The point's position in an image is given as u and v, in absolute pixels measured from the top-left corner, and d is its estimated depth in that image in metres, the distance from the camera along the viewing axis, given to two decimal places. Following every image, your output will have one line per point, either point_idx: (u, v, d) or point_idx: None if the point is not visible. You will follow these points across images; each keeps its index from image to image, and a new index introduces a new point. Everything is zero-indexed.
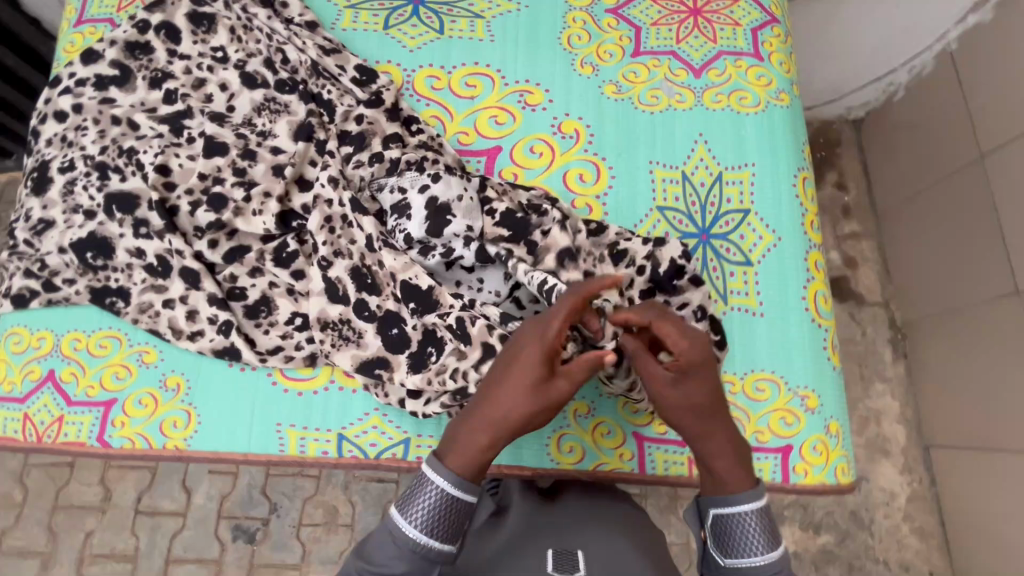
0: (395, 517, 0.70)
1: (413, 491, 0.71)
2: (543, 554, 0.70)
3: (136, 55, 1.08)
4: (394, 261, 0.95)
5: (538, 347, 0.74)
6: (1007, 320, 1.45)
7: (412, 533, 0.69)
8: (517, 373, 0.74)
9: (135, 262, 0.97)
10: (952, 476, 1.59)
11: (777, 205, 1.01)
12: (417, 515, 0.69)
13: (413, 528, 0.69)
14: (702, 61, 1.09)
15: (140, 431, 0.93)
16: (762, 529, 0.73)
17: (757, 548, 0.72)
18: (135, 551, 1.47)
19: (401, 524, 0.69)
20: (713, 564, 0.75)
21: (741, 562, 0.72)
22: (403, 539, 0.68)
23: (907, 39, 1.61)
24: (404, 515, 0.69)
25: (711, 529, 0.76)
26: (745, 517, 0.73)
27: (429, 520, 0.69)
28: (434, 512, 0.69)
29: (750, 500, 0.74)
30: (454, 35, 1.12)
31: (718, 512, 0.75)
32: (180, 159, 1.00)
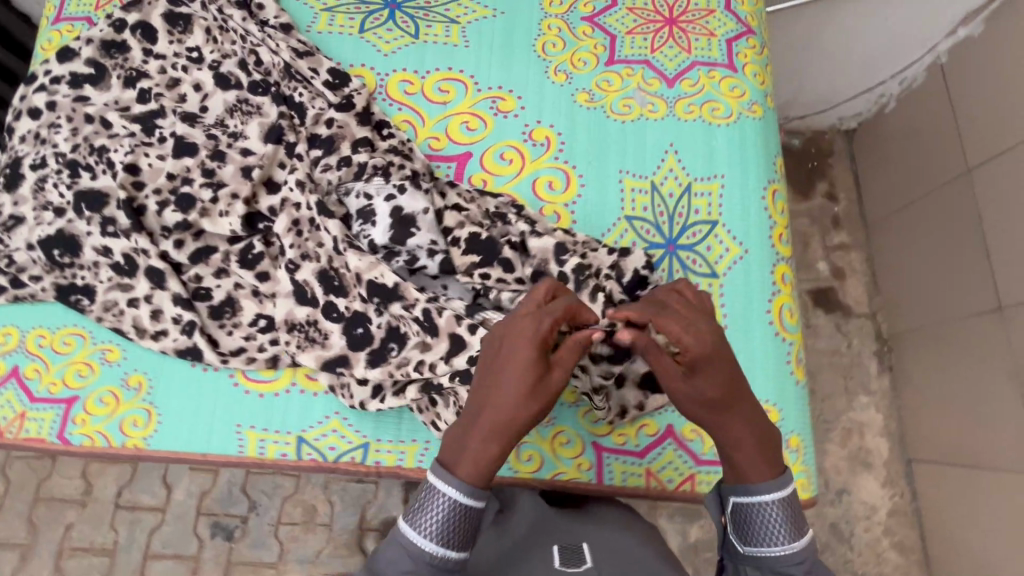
0: (407, 529, 0.69)
1: (425, 503, 0.69)
2: (549, 551, 0.72)
3: (111, 53, 1.09)
4: (358, 261, 0.94)
5: (531, 345, 0.72)
6: (991, 336, 1.43)
7: (426, 546, 0.67)
8: (513, 375, 0.71)
9: (102, 260, 0.97)
10: (932, 491, 1.57)
11: (745, 217, 1.01)
12: (429, 527, 0.68)
13: (426, 540, 0.67)
14: (676, 71, 1.09)
15: (99, 429, 0.93)
16: (785, 519, 0.69)
17: (779, 538, 0.69)
18: (114, 546, 1.47)
19: (413, 536, 0.68)
20: (732, 551, 0.73)
21: (760, 552, 0.70)
22: (416, 552, 0.67)
23: (896, 51, 1.60)
24: (415, 527, 0.68)
25: (730, 516, 0.73)
26: (766, 506, 0.70)
27: (443, 531, 0.67)
28: (447, 524, 0.68)
29: (771, 489, 0.70)
30: (429, 40, 1.12)
31: (737, 500, 0.72)
32: (150, 159, 1.01)
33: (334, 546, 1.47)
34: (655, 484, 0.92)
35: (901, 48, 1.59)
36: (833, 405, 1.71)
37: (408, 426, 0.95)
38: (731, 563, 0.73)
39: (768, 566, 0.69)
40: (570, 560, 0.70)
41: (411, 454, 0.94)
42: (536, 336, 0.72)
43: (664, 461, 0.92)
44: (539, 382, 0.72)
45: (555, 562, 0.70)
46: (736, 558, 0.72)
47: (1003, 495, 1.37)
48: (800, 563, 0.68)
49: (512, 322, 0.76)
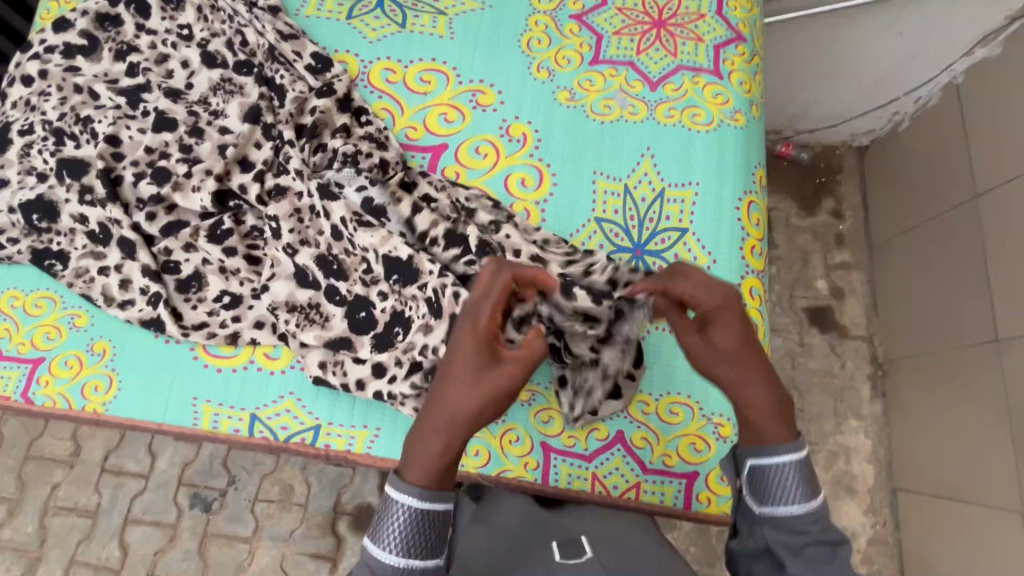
0: (371, 547, 0.65)
1: (381, 519, 0.65)
2: (549, 546, 0.75)
3: (105, 26, 1.11)
4: (371, 237, 0.94)
5: (471, 341, 0.73)
6: (986, 368, 1.39)
7: (390, 560, 0.64)
8: (458, 369, 0.72)
9: (78, 227, 1.00)
10: (916, 522, 1.52)
11: (716, 227, 1.00)
12: (389, 540, 0.64)
13: (389, 554, 0.64)
14: (659, 75, 1.08)
15: (62, 391, 0.95)
16: (802, 478, 0.67)
17: (796, 495, 0.67)
18: (96, 508, 1.50)
19: (376, 553, 0.64)
20: (749, 514, 0.70)
21: (779, 510, 0.67)
22: (380, 566, 0.64)
23: (909, 68, 1.55)
24: (377, 543, 0.65)
25: (747, 479, 0.71)
26: (784, 466, 0.68)
27: (405, 543, 0.64)
28: (407, 533, 0.64)
29: (791, 450, 0.68)
30: (415, 30, 1.12)
31: (755, 462, 0.69)
32: (130, 131, 1.03)
33: (307, 526, 1.49)
34: (600, 489, 0.91)
35: (914, 66, 1.55)
36: (820, 427, 1.67)
37: (360, 411, 0.95)
38: (748, 529, 0.70)
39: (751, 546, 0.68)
40: (569, 552, 0.72)
41: (361, 440, 0.94)
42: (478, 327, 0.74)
43: (610, 467, 0.91)
44: (485, 373, 0.71)
45: (555, 556, 0.72)
46: (755, 522, 0.69)
47: (990, 533, 1.32)
48: (815, 522, 0.66)
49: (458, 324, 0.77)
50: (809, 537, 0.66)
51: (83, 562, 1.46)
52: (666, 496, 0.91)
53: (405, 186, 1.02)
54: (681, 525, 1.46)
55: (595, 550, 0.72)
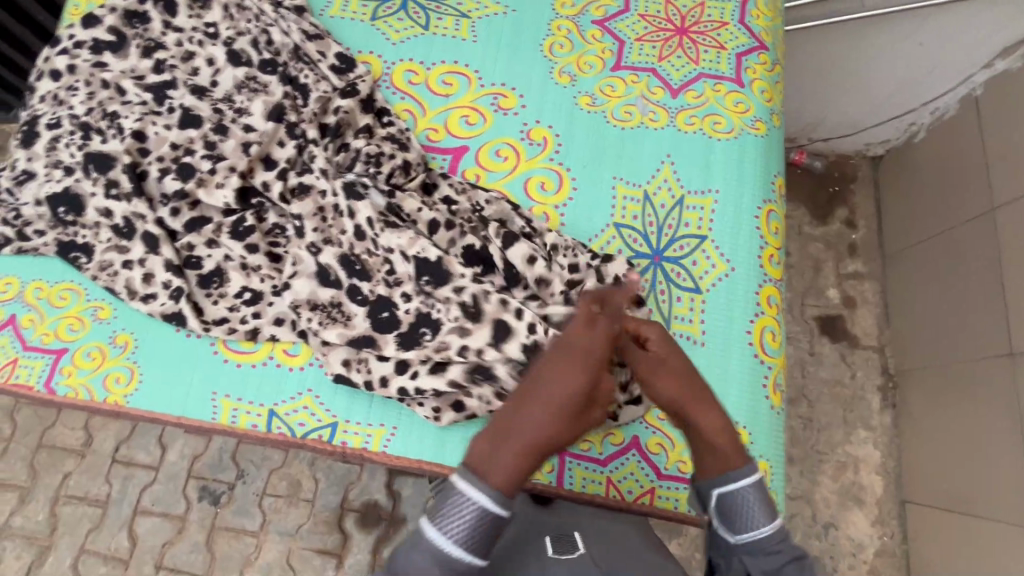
0: (435, 535, 0.63)
1: (446, 509, 0.64)
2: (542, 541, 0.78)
3: (133, 23, 1.13)
4: (398, 239, 0.95)
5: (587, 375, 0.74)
6: (1000, 381, 1.38)
7: (455, 553, 0.62)
8: (560, 398, 0.72)
9: (103, 221, 1.01)
10: (925, 535, 1.51)
11: (735, 235, 1.00)
12: (460, 533, 0.63)
13: (456, 547, 0.62)
14: (681, 82, 1.08)
15: (84, 382, 0.97)
16: (765, 501, 0.69)
17: (763, 518, 0.68)
18: (107, 497, 1.52)
19: (441, 542, 0.62)
20: (723, 544, 0.71)
21: (750, 536, 0.68)
22: (443, 557, 0.62)
23: (928, 79, 1.55)
24: (444, 532, 0.63)
25: (716, 510, 0.72)
26: (745, 490, 0.70)
27: (467, 537, 0.63)
28: (479, 532, 0.63)
29: (750, 473, 0.71)
30: (438, 32, 1.13)
31: (719, 490, 0.71)
32: (156, 127, 1.04)
33: (314, 522, 1.50)
34: (614, 493, 0.91)
35: (933, 78, 1.54)
36: (829, 437, 1.66)
37: (377, 409, 0.96)
38: (723, 559, 0.70)
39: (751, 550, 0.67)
40: (563, 547, 0.75)
41: (378, 439, 0.94)
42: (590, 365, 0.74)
43: (625, 472, 0.92)
44: (577, 414, 0.74)
45: (549, 551, 0.74)
46: (729, 551, 0.69)
47: (1000, 548, 1.31)
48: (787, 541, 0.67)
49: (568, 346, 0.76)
50: (785, 557, 0.66)
51: (92, 551, 1.48)
52: (680, 503, 0.91)
53: (426, 188, 1.03)
54: (686, 532, 1.46)
55: (587, 546, 0.75)
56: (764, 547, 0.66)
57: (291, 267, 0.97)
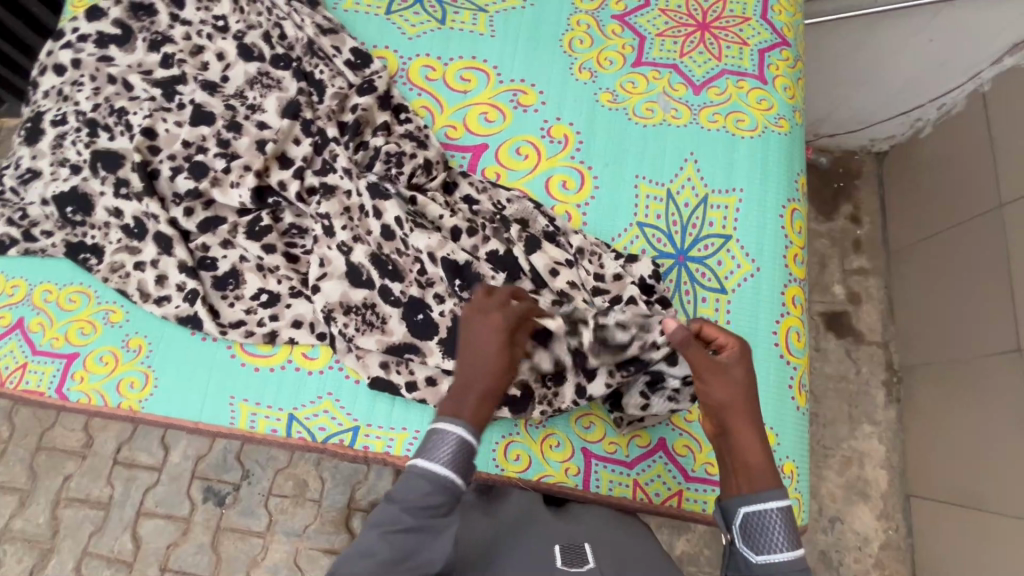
0: (423, 462, 0.67)
1: (433, 442, 0.68)
2: (551, 549, 0.74)
3: (139, 16, 1.09)
4: (428, 239, 0.93)
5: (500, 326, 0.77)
6: (1007, 377, 1.38)
7: (444, 473, 0.66)
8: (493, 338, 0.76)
9: (113, 221, 0.98)
10: (929, 529, 1.52)
11: (760, 234, 0.99)
12: (444, 456, 0.67)
13: (443, 468, 0.67)
14: (703, 78, 1.07)
15: (97, 387, 0.94)
16: (791, 526, 0.67)
17: (786, 544, 0.66)
18: (110, 500, 1.49)
19: (430, 465, 0.66)
20: (742, 563, 0.67)
21: (774, 558, 0.65)
22: (434, 477, 0.66)
23: (937, 76, 1.54)
24: (433, 456, 0.67)
25: (740, 528, 0.68)
26: (774, 512, 0.67)
27: (455, 462, 0.67)
28: (460, 456, 0.67)
29: (781, 497, 0.68)
30: (455, 27, 1.11)
31: (748, 509, 0.68)
32: (167, 124, 1.01)
33: (320, 522, 1.48)
34: (641, 496, 0.90)
35: (942, 75, 1.53)
36: (835, 431, 1.67)
37: (399, 413, 0.94)
38: None
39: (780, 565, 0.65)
40: (572, 559, 0.71)
41: (400, 443, 0.93)
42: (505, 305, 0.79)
43: (652, 475, 0.91)
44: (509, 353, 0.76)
45: (556, 562, 0.71)
46: (748, 571, 0.66)
47: (1006, 542, 1.32)
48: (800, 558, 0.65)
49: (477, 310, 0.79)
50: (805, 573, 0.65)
51: (95, 554, 1.45)
52: (708, 505, 0.90)
53: (447, 187, 1.01)
54: (694, 527, 1.46)
55: (598, 560, 0.71)
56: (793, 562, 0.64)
57: (320, 269, 0.95)
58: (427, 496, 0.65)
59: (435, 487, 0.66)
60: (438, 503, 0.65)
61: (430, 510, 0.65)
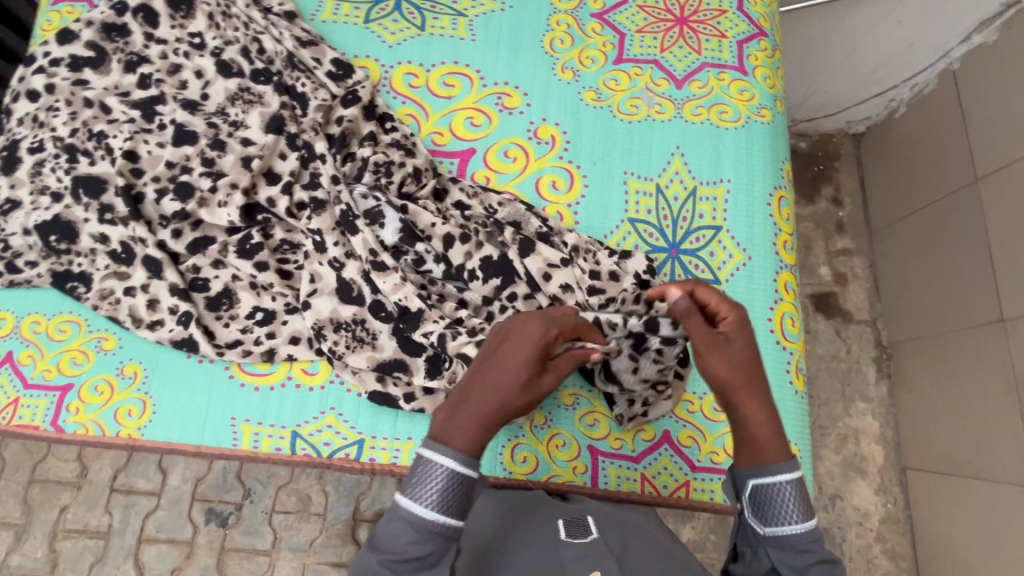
0: (406, 503, 0.60)
1: (418, 477, 0.60)
2: (555, 523, 0.72)
3: (112, 37, 1.07)
4: (385, 283, 0.93)
5: (534, 348, 0.67)
6: (991, 347, 1.42)
7: (430, 516, 0.59)
8: (517, 356, 0.66)
9: (99, 247, 0.97)
10: (926, 499, 1.56)
11: (749, 223, 1.00)
12: (429, 497, 0.59)
13: (429, 510, 0.59)
14: (685, 72, 1.08)
15: (94, 418, 0.92)
16: (802, 498, 0.66)
17: (797, 516, 0.65)
18: (109, 528, 1.46)
19: (414, 511, 0.59)
20: (751, 534, 0.68)
21: (782, 531, 0.65)
22: (419, 523, 0.59)
23: (908, 57, 1.57)
24: (416, 499, 0.60)
25: (752, 499, 0.68)
26: (784, 485, 0.66)
27: (442, 501, 0.59)
28: (449, 494, 0.60)
29: (793, 469, 0.66)
30: (435, 33, 1.11)
31: (757, 481, 0.67)
32: (149, 146, 1.00)
33: (327, 535, 1.47)
34: (650, 489, 0.91)
35: (913, 55, 1.56)
36: (830, 411, 1.70)
37: (404, 424, 0.94)
38: (749, 549, 0.68)
39: (792, 544, 0.65)
40: (576, 530, 0.69)
41: (407, 452, 0.93)
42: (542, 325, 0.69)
43: (659, 468, 0.92)
44: (533, 380, 0.67)
45: (561, 534, 0.69)
46: (757, 542, 0.67)
47: (998, 508, 1.36)
48: (817, 540, 0.65)
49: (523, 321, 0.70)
50: (817, 557, 0.64)
51: None
52: (714, 494, 0.91)
53: (437, 194, 1.01)
54: (699, 514, 1.48)
55: (601, 530, 0.70)
56: (807, 544, 0.64)
57: (311, 285, 0.95)
58: (414, 545, 0.59)
59: (422, 533, 0.59)
60: (427, 552, 0.59)
61: (417, 561, 0.59)
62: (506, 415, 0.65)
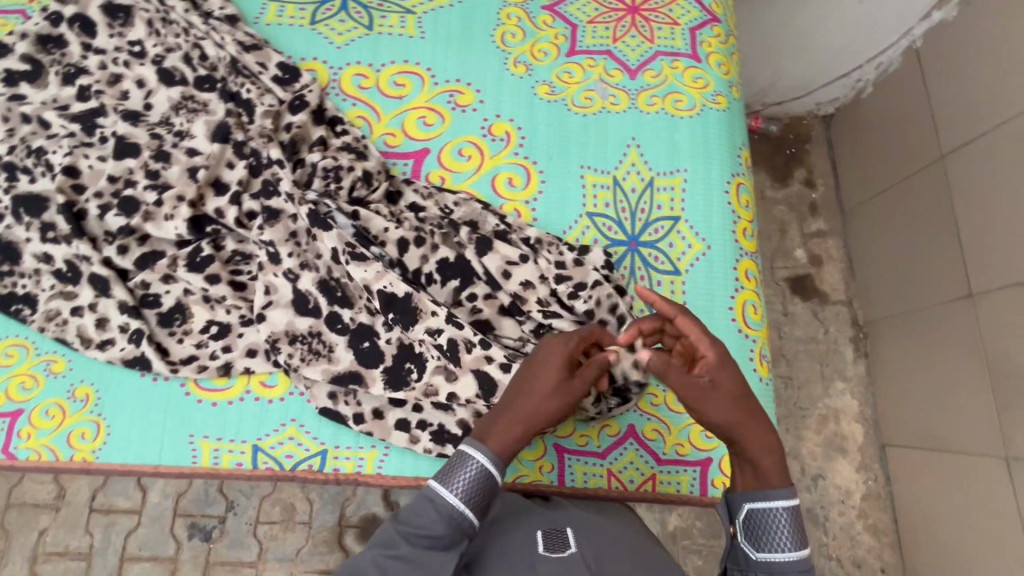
0: (436, 485, 0.69)
1: (452, 466, 0.70)
2: (532, 534, 0.73)
3: (48, 49, 1.04)
4: (365, 272, 0.91)
5: (557, 358, 0.76)
6: (962, 322, 1.43)
7: (453, 502, 0.67)
8: (543, 368, 0.76)
9: (43, 267, 0.94)
10: (905, 474, 1.58)
11: (707, 212, 1.00)
12: (459, 484, 0.68)
13: (453, 496, 0.68)
14: (638, 62, 1.07)
15: (46, 443, 0.90)
16: (795, 527, 0.67)
17: (790, 544, 0.66)
18: (89, 549, 1.44)
19: (441, 493, 0.68)
20: (742, 559, 0.68)
21: (774, 558, 0.66)
22: (443, 505, 0.67)
23: (870, 37, 1.57)
24: (445, 484, 0.69)
25: (747, 525, 0.69)
26: (779, 512, 0.67)
27: (466, 491, 0.68)
28: (477, 484, 0.69)
29: (788, 497, 0.68)
30: (383, 31, 1.08)
31: (753, 506, 0.68)
32: (90, 160, 0.97)
33: (313, 544, 1.45)
34: (617, 484, 0.91)
35: (875, 35, 1.56)
36: (809, 392, 1.71)
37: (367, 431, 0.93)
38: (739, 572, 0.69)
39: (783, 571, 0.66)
40: (553, 544, 0.71)
41: (371, 461, 0.92)
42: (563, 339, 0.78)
43: (625, 462, 0.92)
44: (560, 386, 0.75)
45: (538, 548, 0.70)
46: (748, 567, 0.68)
47: (974, 480, 1.38)
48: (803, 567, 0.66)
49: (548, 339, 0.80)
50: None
51: None
52: (682, 485, 0.91)
53: (391, 196, 0.99)
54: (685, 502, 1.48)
55: (579, 544, 0.71)
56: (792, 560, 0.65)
57: (266, 296, 0.93)
58: (432, 524, 0.66)
59: (442, 516, 0.67)
60: (440, 534, 0.66)
61: (431, 539, 0.66)
62: (537, 420, 0.74)
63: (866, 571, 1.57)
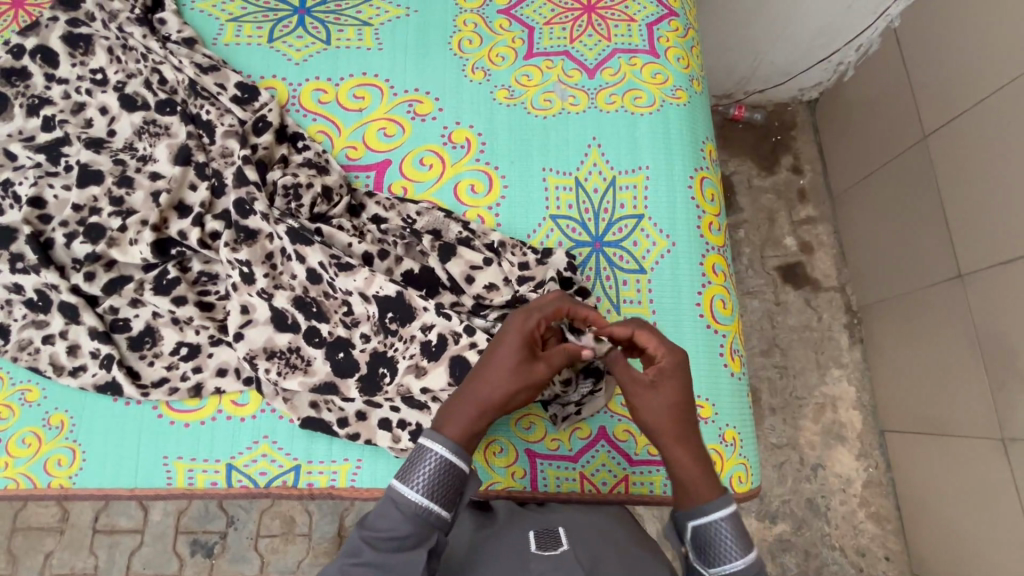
0: (396, 484, 0.65)
1: (412, 462, 0.66)
2: (525, 534, 0.71)
3: (13, 81, 1.05)
4: (355, 281, 0.92)
5: (520, 338, 0.73)
6: (953, 303, 1.40)
7: (415, 498, 0.64)
8: (505, 348, 0.73)
9: (15, 297, 0.95)
10: (905, 459, 1.56)
11: (670, 208, 0.99)
12: (420, 480, 0.64)
13: (415, 493, 0.64)
14: (596, 60, 1.06)
15: (24, 470, 0.91)
16: (741, 531, 0.65)
17: (736, 552, 0.64)
18: (95, 569, 1.45)
19: (403, 491, 0.64)
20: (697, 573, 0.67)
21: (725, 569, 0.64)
22: (405, 504, 0.64)
23: (848, 20, 1.54)
24: (405, 481, 0.65)
25: (691, 543, 0.67)
26: (720, 523, 0.65)
27: (429, 485, 0.64)
28: (438, 477, 0.65)
29: (725, 503, 0.66)
30: (341, 45, 1.09)
31: (694, 523, 0.66)
32: (55, 190, 0.98)
33: (313, 555, 1.45)
34: (590, 488, 0.91)
35: (851, 18, 1.54)
36: (806, 381, 1.69)
37: (339, 447, 0.93)
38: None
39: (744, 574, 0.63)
40: (546, 542, 0.68)
41: (344, 474, 0.91)
42: (523, 318, 0.75)
43: (597, 465, 0.91)
44: (522, 368, 0.72)
45: (530, 546, 0.68)
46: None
47: (972, 463, 1.35)
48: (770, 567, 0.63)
49: (510, 316, 0.78)
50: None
51: None
52: (655, 485, 0.91)
53: (352, 210, 1.00)
54: None
55: (572, 541, 0.69)
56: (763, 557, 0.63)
57: (244, 316, 0.93)
58: (397, 526, 0.63)
59: (405, 514, 0.63)
60: (406, 533, 0.62)
61: (398, 541, 0.62)
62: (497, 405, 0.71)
63: (871, 559, 1.55)
